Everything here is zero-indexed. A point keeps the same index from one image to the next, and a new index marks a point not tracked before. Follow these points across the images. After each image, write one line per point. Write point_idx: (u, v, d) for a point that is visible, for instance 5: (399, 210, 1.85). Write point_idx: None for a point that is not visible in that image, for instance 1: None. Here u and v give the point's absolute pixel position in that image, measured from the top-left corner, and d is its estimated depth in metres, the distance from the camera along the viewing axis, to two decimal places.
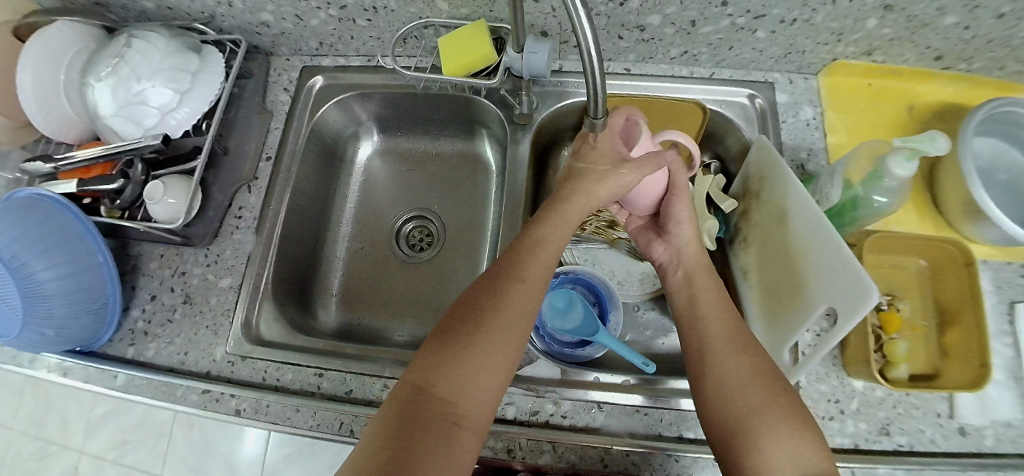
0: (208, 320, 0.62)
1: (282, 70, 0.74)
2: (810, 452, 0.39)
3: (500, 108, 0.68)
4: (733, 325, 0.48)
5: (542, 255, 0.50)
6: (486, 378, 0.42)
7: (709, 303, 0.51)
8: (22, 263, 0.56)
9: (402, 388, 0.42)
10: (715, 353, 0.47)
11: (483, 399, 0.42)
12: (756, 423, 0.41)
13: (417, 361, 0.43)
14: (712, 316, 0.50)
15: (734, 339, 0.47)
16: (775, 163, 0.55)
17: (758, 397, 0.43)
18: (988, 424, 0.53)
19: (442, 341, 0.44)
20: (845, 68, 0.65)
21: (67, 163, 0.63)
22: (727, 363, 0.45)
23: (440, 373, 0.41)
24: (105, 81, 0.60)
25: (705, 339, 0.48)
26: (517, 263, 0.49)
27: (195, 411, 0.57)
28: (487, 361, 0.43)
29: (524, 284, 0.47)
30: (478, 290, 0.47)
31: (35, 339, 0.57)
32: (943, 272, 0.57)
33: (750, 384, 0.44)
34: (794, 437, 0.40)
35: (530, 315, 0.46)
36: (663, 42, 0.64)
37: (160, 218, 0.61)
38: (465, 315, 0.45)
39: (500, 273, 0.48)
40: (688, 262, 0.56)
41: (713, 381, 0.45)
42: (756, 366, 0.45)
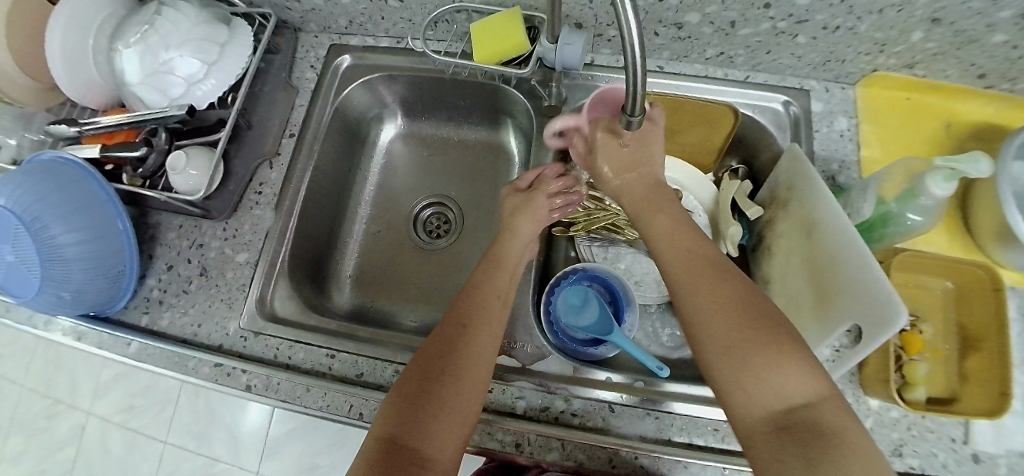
0: (223, 293, 0.62)
1: (309, 47, 0.73)
2: (801, 379, 0.37)
3: (528, 99, 0.67)
4: (734, 299, 0.41)
5: (492, 297, 0.49)
6: (451, 423, 0.42)
7: (700, 276, 0.44)
8: (42, 225, 0.55)
9: (371, 443, 0.41)
10: (722, 341, 0.40)
11: (451, 444, 0.41)
12: (739, 359, 0.39)
13: (382, 413, 0.43)
14: (708, 292, 0.42)
15: (738, 319, 0.40)
16: (807, 172, 0.54)
17: (785, 384, 0.37)
18: (1003, 452, 0.52)
19: (405, 391, 0.43)
20: (885, 80, 0.63)
21: (91, 128, 0.63)
22: (699, 300, 0.42)
23: (408, 425, 0.41)
24: (133, 48, 0.60)
25: (706, 325, 0.41)
26: (473, 306, 0.48)
27: (206, 383, 0.58)
28: (451, 406, 0.42)
29: (478, 318, 0.47)
30: (437, 337, 0.46)
31: (51, 301, 0.57)
32: (970, 295, 0.55)
33: (773, 370, 0.37)
34: (783, 367, 0.37)
35: (489, 360, 0.46)
36: (700, 42, 0.63)
37: (182, 189, 0.61)
38: (426, 363, 0.44)
39: (458, 318, 0.47)
40: (633, 193, 0.52)
41: (731, 373, 0.39)
42: (774, 345, 0.38)
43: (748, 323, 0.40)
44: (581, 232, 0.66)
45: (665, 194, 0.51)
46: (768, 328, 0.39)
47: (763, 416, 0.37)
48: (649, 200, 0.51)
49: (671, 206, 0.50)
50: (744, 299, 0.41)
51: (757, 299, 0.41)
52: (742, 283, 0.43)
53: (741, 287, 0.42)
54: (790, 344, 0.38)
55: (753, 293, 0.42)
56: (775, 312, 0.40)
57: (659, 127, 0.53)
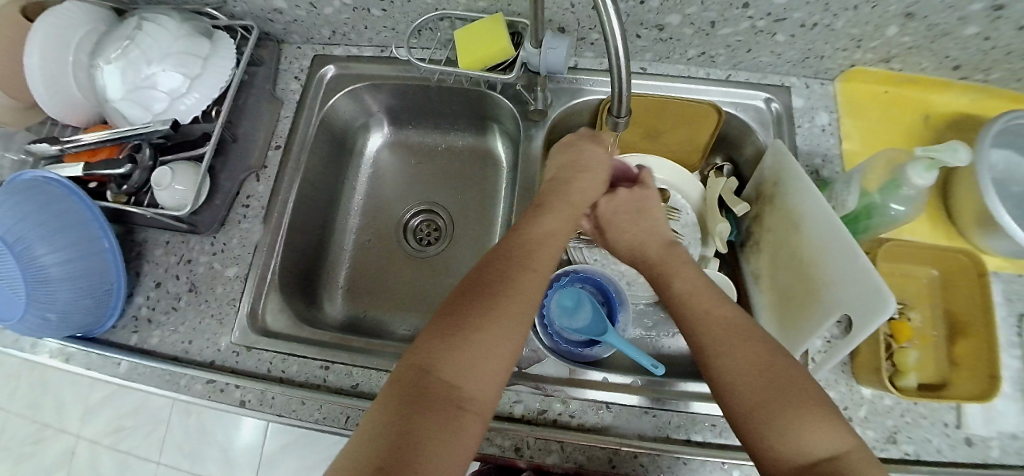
0: (213, 309, 0.62)
1: (293, 58, 0.73)
2: (827, 435, 0.37)
3: (514, 103, 0.67)
4: (756, 358, 0.41)
5: (546, 239, 0.50)
6: (490, 358, 0.41)
7: (722, 335, 0.43)
8: (25, 246, 0.55)
9: (404, 369, 0.40)
10: (750, 402, 0.40)
11: (489, 381, 0.41)
12: (766, 416, 0.39)
13: (418, 342, 0.42)
14: (731, 352, 0.42)
15: (763, 378, 0.40)
16: (791, 168, 0.55)
17: (815, 442, 0.37)
18: (994, 435, 0.53)
19: (449, 315, 0.43)
20: (862, 75, 0.65)
21: (73, 146, 0.62)
22: (724, 358, 0.42)
23: (445, 353, 0.41)
24: (114, 64, 0.59)
25: (731, 385, 0.41)
26: (524, 244, 0.49)
27: (200, 401, 0.57)
28: (493, 340, 0.42)
29: (537, 258, 0.48)
30: (484, 269, 0.46)
31: (38, 324, 0.56)
32: (954, 282, 0.56)
33: (801, 428, 0.37)
34: (810, 423, 0.38)
35: (536, 299, 0.46)
36: (681, 42, 0.64)
37: (168, 204, 0.60)
38: (471, 292, 0.44)
39: (507, 252, 0.48)
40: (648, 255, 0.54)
41: (757, 429, 0.39)
42: (801, 403, 0.39)
43: (772, 382, 0.40)
44: (573, 235, 0.67)
45: (679, 256, 0.53)
46: (791, 387, 0.40)
47: (790, 469, 0.37)
48: (669, 260, 0.52)
49: (686, 266, 0.51)
50: (766, 357, 0.41)
51: (780, 357, 0.42)
52: (765, 341, 0.43)
53: (762, 344, 0.42)
54: (815, 402, 0.39)
55: (775, 350, 0.42)
56: (797, 369, 0.41)
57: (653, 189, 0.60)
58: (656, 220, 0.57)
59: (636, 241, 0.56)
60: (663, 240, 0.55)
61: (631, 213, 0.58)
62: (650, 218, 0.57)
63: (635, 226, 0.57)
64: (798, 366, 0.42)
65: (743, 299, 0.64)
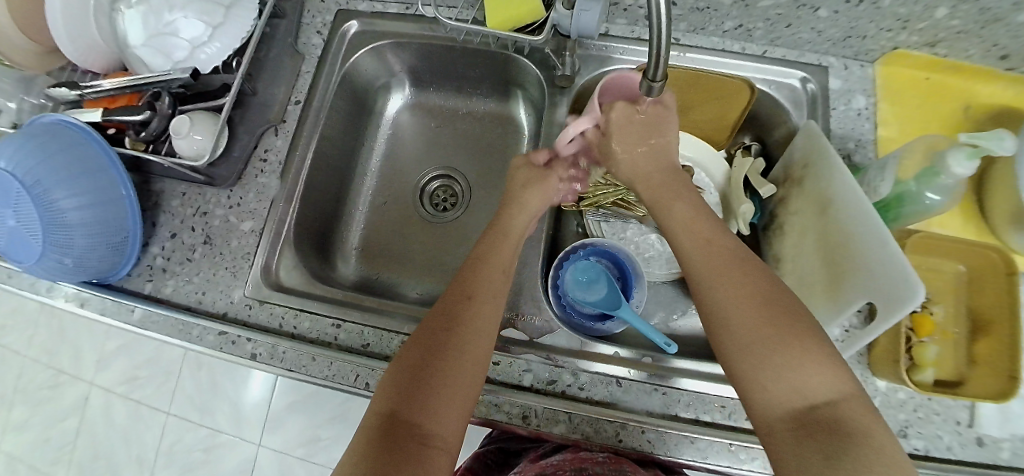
0: (227, 261, 0.62)
1: (316, 12, 0.71)
2: (822, 375, 0.37)
3: (540, 68, 0.65)
4: (755, 295, 0.41)
5: (495, 267, 0.49)
6: (451, 395, 0.41)
7: (721, 268, 0.43)
8: (43, 189, 0.54)
9: (372, 418, 0.41)
10: (743, 336, 0.39)
11: (453, 415, 0.41)
12: (762, 352, 0.38)
13: (382, 391, 0.42)
14: (728, 286, 0.41)
15: (763, 315, 0.39)
16: (824, 149, 0.53)
17: (808, 383, 0.37)
18: (1008, 437, 0.52)
19: (404, 367, 0.43)
20: (905, 59, 0.62)
21: (93, 91, 0.62)
22: (722, 291, 0.42)
23: (408, 400, 0.41)
24: (136, 9, 0.61)
25: (727, 319, 0.40)
26: (476, 277, 0.48)
27: (211, 351, 0.58)
28: (451, 382, 0.42)
29: (483, 285, 0.47)
30: (436, 314, 0.46)
31: (54, 267, 0.56)
32: (983, 279, 0.54)
33: (797, 368, 0.37)
34: (807, 361, 0.37)
35: (488, 338, 0.45)
36: (718, 13, 0.61)
37: (186, 154, 0.59)
38: (424, 339, 0.44)
39: (461, 291, 0.47)
40: (652, 179, 0.51)
41: (754, 373, 0.38)
42: (798, 344, 0.38)
43: (770, 321, 0.39)
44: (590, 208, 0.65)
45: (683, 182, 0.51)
46: (788, 322, 0.39)
47: (784, 411, 0.37)
48: (666, 189, 0.50)
49: (687, 191, 0.50)
50: (765, 294, 0.40)
51: (782, 297, 0.40)
52: (764, 281, 0.41)
53: (758, 280, 0.41)
54: (813, 341, 0.38)
55: (776, 288, 0.41)
56: (799, 312, 0.40)
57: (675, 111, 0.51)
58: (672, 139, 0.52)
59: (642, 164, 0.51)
60: (670, 169, 0.51)
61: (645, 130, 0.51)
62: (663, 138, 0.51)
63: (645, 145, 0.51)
64: (801, 310, 0.41)
65: None
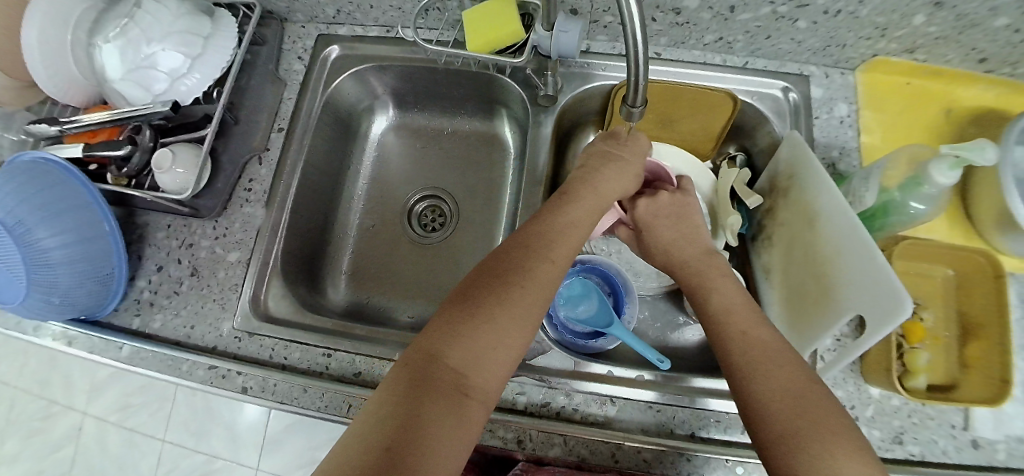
0: (215, 293, 0.61)
1: (297, 38, 0.71)
2: (855, 470, 0.34)
3: (523, 87, 0.65)
4: (789, 385, 0.39)
5: (566, 225, 0.48)
6: (499, 346, 0.41)
7: (755, 357, 0.41)
8: (27, 229, 0.54)
9: (413, 352, 0.40)
10: (777, 424, 0.37)
11: (497, 375, 0.40)
12: (795, 444, 0.36)
13: (430, 327, 0.42)
14: (762, 374, 0.40)
15: (794, 405, 0.38)
16: (808, 161, 0.53)
17: (842, 474, 0.34)
18: (1002, 438, 0.52)
19: (461, 309, 0.42)
20: (885, 65, 0.62)
21: (72, 127, 0.61)
22: (756, 377, 0.40)
23: (456, 340, 0.40)
24: (113, 43, 0.59)
25: (759, 409, 0.39)
26: (547, 230, 0.47)
27: (201, 386, 0.57)
28: (501, 330, 0.41)
29: (554, 241, 0.46)
30: (499, 259, 0.45)
31: (41, 307, 0.55)
32: (970, 282, 0.54)
33: (825, 460, 0.35)
34: (839, 453, 0.35)
35: (547, 295, 0.44)
36: (698, 27, 0.61)
37: (169, 188, 0.59)
38: (486, 280, 0.43)
39: (531, 243, 0.46)
40: (682, 261, 0.52)
41: (788, 465, 0.36)
42: (829, 435, 0.36)
43: (800, 407, 0.37)
44: None
45: (717, 266, 0.50)
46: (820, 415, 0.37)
47: None
48: (701, 269, 0.50)
49: (722, 280, 0.49)
50: (799, 385, 0.39)
51: (815, 388, 0.39)
52: (799, 372, 0.40)
53: (795, 371, 0.40)
54: (847, 433, 0.36)
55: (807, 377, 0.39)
56: (831, 402, 0.38)
57: (693, 195, 0.57)
58: (696, 224, 0.55)
59: (673, 247, 0.53)
60: (703, 250, 0.52)
61: (671, 216, 0.55)
62: (690, 224, 0.54)
63: (675, 229, 0.54)
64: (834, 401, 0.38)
65: (752, 293, 0.63)
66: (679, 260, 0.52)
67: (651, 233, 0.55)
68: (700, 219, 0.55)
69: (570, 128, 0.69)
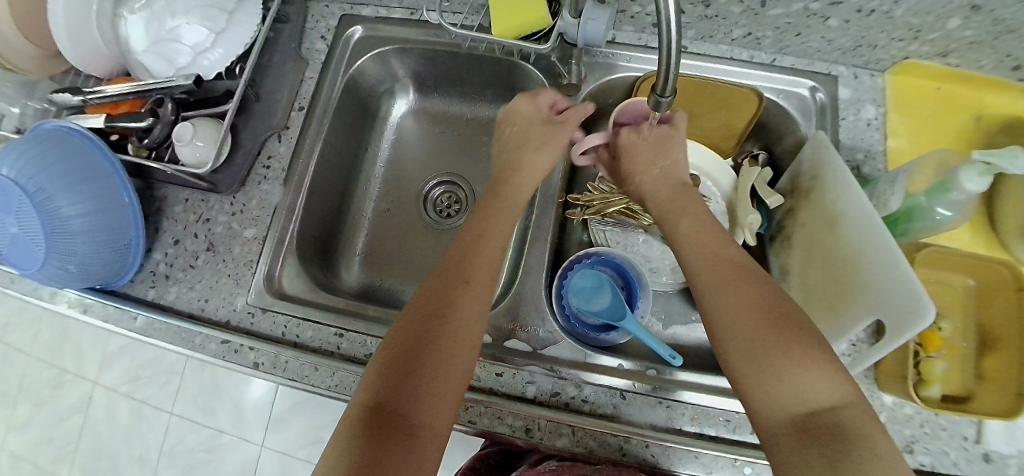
0: (230, 269, 0.61)
1: (320, 17, 0.71)
2: (823, 383, 0.37)
3: (546, 76, 0.65)
4: (760, 308, 0.41)
5: (488, 252, 0.49)
6: (438, 378, 0.41)
7: (725, 284, 0.43)
8: (47, 197, 0.54)
9: (357, 409, 0.40)
10: (745, 344, 0.40)
11: (443, 405, 0.41)
12: (766, 360, 0.38)
13: (368, 379, 0.42)
14: (732, 300, 0.42)
15: (765, 327, 0.40)
16: (831, 161, 0.52)
17: (810, 386, 0.37)
18: (1015, 453, 0.51)
19: (391, 358, 0.42)
20: (916, 68, 0.61)
21: (95, 97, 0.61)
22: (725, 306, 0.42)
23: (395, 389, 0.40)
24: (139, 15, 0.61)
25: (728, 333, 0.41)
26: (467, 263, 0.48)
27: (214, 359, 0.57)
28: (437, 366, 0.42)
29: (472, 267, 0.47)
30: (428, 297, 0.45)
31: (58, 274, 0.56)
32: (992, 293, 0.53)
33: (794, 376, 0.37)
34: (809, 368, 0.37)
35: (481, 320, 0.45)
36: (727, 21, 0.60)
37: (189, 162, 0.59)
38: (416, 323, 0.44)
39: (455, 276, 0.47)
40: (658, 194, 0.55)
41: (756, 382, 0.39)
42: (800, 354, 0.38)
43: (770, 326, 0.40)
44: (596, 216, 0.65)
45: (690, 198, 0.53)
46: (789, 330, 0.39)
47: (785, 417, 0.37)
48: (671, 203, 0.53)
49: (692, 206, 0.52)
50: (770, 308, 0.41)
51: (785, 307, 0.41)
52: (764, 292, 0.42)
53: (765, 295, 0.42)
54: (819, 349, 0.38)
55: (777, 298, 0.42)
56: (802, 321, 0.40)
57: (682, 131, 0.55)
58: (678, 158, 0.56)
59: (652, 182, 0.55)
60: (676, 184, 0.55)
61: (654, 146, 0.55)
62: (671, 157, 0.55)
63: (654, 163, 0.55)
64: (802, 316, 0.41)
65: None
66: (655, 193, 0.55)
67: (630, 165, 0.56)
68: (682, 150, 0.56)
69: (591, 119, 0.69)
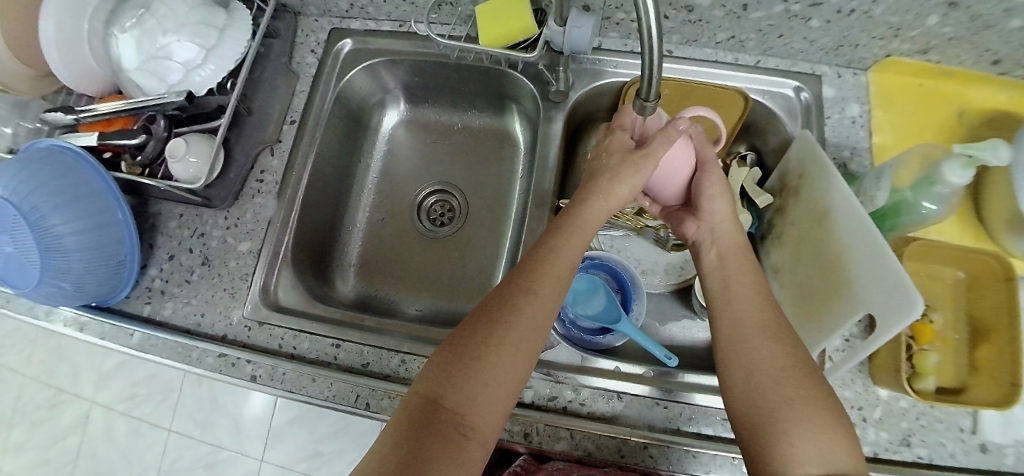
0: (226, 283, 0.62)
1: (310, 31, 0.72)
2: (842, 450, 0.37)
3: (535, 83, 0.65)
4: (797, 359, 0.41)
5: (562, 261, 0.46)
6: (498, 386, 0.41)
7: (767, 327, 0.43)
8: (41, 216, 0.54)
9: (413, 397, 0.40)
10: (780, 395, 0.39)
11: (495, 411, 0.40)
12: (794, 415, 0.38)
13: (429, 369, 0.42)
14: (772, 342, 0.41)
15: (801, 378, 0.39)
16: (818, 158, 0.53)
17: (831, 452, 0.36)
18: (1011, 442, 0.51)
19: (455, 350, 0.42)
20: (897, 66, 0.62)
21: (87, 115, 0.62)
22: (766, 349, 0.41)
23: (452, 383, 0.40)
24: (130, 32, 0.60)
25: (765, 376, 0.40)
26: (542, 268, 0.46)
27: (211, 374, 0.57)
28: (498, 375, 0.41)
29: (548, 275, 0.45)
30: (496, 298, 0.44)
31: (53, 293, 0.56)
32: (982, 284, 0.54)
33: (818, 437, 0.37)
34: (832, 431, 0.37)
35: (546, 333, 0.44)
36: (711, 25, 0.61)
37: (182, 178, 0.60)
38: (483, 322, 0.43)
39: (523, 279, 0.45)
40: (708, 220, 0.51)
41: (782, 435, 0.37)
42: (827, 415, 0.38)
43: (805, 382, 0.39)
44: None
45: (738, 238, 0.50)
46: (821, 391, 0.39)
47: (800, 474, 0.36)
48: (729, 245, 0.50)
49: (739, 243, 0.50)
50: (804, 361, 0.41)
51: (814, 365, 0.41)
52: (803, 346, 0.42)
53: (802, 348, 0.42)
54: (842, 415, 0.38)
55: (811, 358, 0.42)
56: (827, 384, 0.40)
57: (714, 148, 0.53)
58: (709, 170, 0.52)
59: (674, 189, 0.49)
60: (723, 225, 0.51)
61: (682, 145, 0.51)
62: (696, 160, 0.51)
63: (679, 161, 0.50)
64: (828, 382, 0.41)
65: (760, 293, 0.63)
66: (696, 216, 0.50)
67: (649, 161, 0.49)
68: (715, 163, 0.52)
69: (580, 124, 0.69)
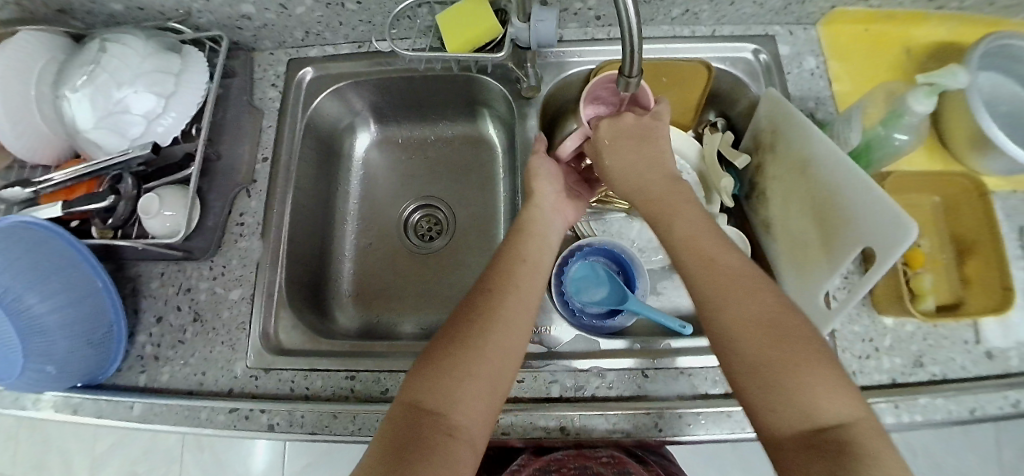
0: (222, 335, 0.59)
1: (267, 66, 0.70)
2: (832, 400, 0.36)
3: (504, 83, 0.66)
4: (761, 311, 0.40)
5: (522, 261, 0.49)
6: (471, 381, 0.40)
7: (727, 285, 0.42)
8: (16, 296, 0.50)
9: (399, 405, 0.40)
10: (750, 353, 0.38)
11: (479, 404, 0.40)
12: (772, 374, 0.37)
13: (413, 374, 0.42)
14: (739, 300, 0.41)
15: (770, 335, 0.38)
16: (789, 114, 0.55)
17: (819, 404, 0.35)
18: (1013, 345, 0.54)
19: (431, 357, 0.42)
20: (844, 16, 0.65)
21: (48, 185, 0.58)
22: (730, 308, 0.41)
23: (431, 386, 0.40)
24: (81, 91, 0.55)
25: (732, 336, 0.40)
26: (506, 273, 0.47)
27: (224, 430, 0.54)
28: (477, 371, 0.41)
29: (508, 276, 0.47)
30: (468, 303, 0.45)
31: (38, 378, 0.52)
32: (959, 203, 0.57)
33: (800, 392, 0.36)
34: (818, 382, 0.36)
35: (522, 335, 0.44)
36: (665, 2, 0.63)
37: (159, 233, 0.57)
38: (452, 331, 0.43)
39: (488, 283, 0.47)
40: (646, 190, 0.51)
41: (763, 397, 0.37)
42: (806, 364, 0.37)
43: (773, 336, 0.38)
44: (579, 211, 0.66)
45: (681, 195, 0.51)
46: (794, 343, 0.38)
47: (792, 432, 0.36)
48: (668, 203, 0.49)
49: (682, 206, 0.49)
50: (776, 313, 0.40)
51: (789, 316, 0.40)
52: (776, 300, 0.41)
53: (767, 298, 0.41)
54: (823, 361, 0.37)
55: (782, 308, 0.40)
56: (809, 335, 0.39)
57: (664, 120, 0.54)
58: (661, 147, 0.53)
59: (630, 173, 0.52)
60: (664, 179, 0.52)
61: (634, 137, 0.53)
62: (654, 146, 0.53)
63: (636, 152, 0.53)
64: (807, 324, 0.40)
65: (755, 249, 0.65)
66: (640, 186, 0.52)
67: (610, 159, 0.53)
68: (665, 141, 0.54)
69: (554, 117, 0.70)
